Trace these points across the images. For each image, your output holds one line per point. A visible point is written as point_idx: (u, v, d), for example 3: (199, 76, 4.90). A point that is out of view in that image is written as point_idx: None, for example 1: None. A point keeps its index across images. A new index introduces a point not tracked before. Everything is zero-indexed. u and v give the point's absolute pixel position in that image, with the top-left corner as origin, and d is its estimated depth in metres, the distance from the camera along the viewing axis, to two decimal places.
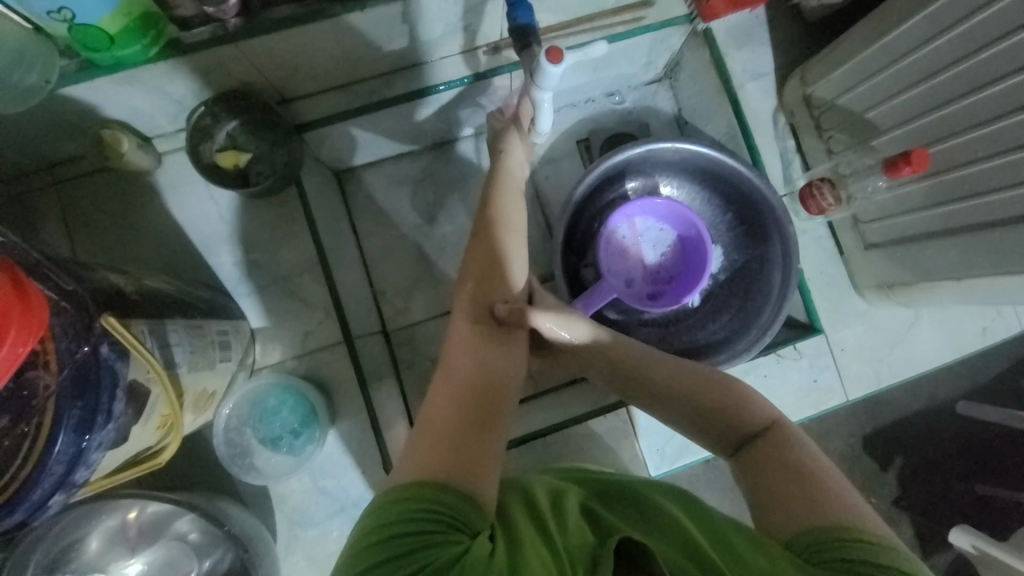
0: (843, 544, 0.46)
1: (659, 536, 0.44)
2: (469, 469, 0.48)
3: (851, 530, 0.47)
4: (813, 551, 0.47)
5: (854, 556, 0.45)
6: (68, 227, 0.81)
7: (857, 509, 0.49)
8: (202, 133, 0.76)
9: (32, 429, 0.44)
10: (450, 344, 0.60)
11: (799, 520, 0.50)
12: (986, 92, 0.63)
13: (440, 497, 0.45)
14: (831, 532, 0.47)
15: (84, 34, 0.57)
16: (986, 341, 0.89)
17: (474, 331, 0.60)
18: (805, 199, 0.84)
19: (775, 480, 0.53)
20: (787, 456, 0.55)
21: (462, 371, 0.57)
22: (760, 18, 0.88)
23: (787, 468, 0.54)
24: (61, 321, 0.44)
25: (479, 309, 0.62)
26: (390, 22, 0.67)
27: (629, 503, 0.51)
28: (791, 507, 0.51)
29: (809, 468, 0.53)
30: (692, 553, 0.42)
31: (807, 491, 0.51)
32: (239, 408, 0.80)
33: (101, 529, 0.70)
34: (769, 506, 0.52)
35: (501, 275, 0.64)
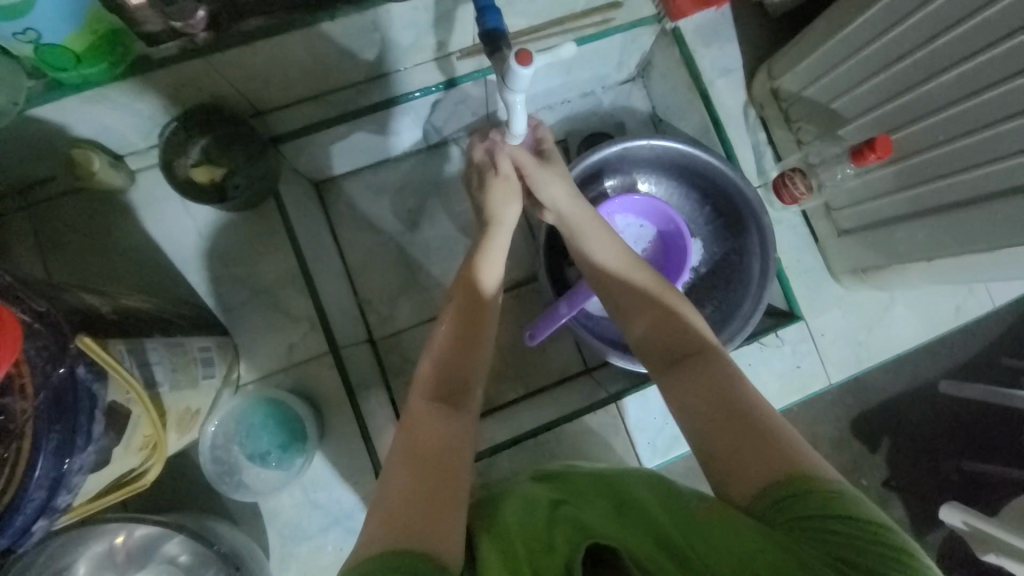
0: (800, 497, 0.47)
1: (636, 529, 0.47)
2: (431, 536, 0.46)
3: (805, 478, 0.48)
4: (774, 511, 0.48)
5: (813, 509, 0.46)
6: (41, 250, 0.79)
7: (807, 457, 0.51)
8: (175, 149, 0.75)
9: (10, 454, 0.43)
10: (409, 419, 0.58)
11: (755, 478, 0.50)
12: (945, 77, 0.65)
13: (409, 560, 0.43)
14: (787, 486, 0.48)
15: (49, 53, 0.56)
16: (959, 318, 0.92)
17: (432, 407, 0.58)
18: (778, 188, 0.86)
19: (722, 429, 0.54)
20: (729, 392, 0.56)
21: (423, 442, 0.55)
22: (726, 15, 0.90)
23: (731, 411, 0.55)
24: (35, 344, 0.43)
25: (441, 385, 0.61)
26: (362, 31, 0.67)
27: (603, 498, 0.53)
28: (744, 461, 0.52)
29: (753, 411, 0.54)
30: (665, 542, 0.45)
31: (756, 441, 0.52)
32: (226, 424, 0.80)
33: (87, 556, 0.68)
34: (725, 469, 0.52)
35: (466, 348, 0.64)
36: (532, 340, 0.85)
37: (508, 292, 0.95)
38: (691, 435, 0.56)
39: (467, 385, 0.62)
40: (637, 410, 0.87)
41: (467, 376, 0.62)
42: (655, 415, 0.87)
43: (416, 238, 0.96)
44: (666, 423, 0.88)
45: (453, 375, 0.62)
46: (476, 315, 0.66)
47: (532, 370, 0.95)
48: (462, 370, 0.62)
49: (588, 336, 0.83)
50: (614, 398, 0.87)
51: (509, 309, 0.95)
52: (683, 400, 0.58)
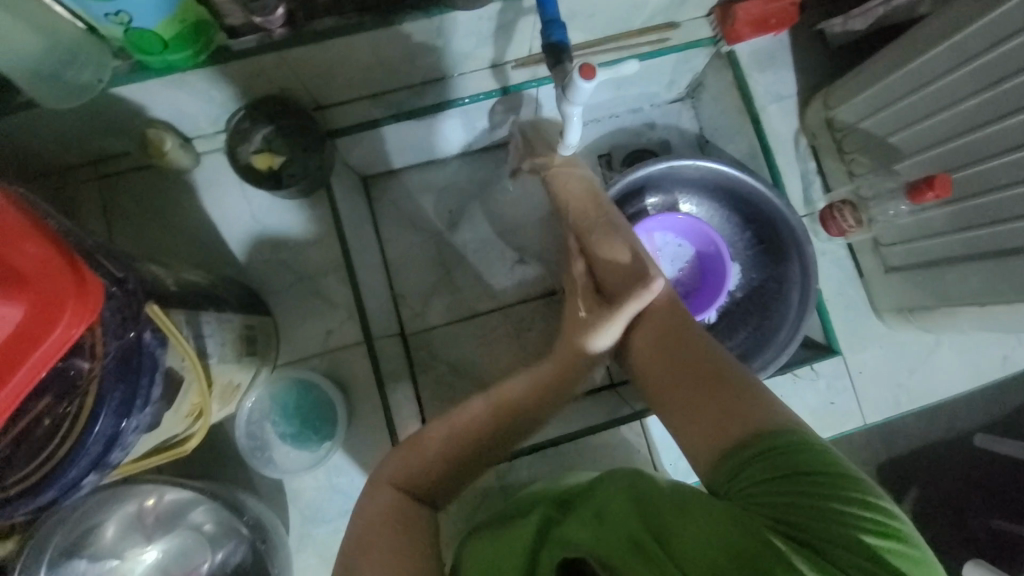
0: (763, 458, 0.48)
1: (612, 538, 0.45)
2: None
3: (766, 436, 0.48)
4: (735, 474, 0.49)
5: (775, 470, 0.47)
6: (108, 220, 0.84)
7: (766, 405, 0.51)
8: (239, 137, 0.79)
9: (74, 408, 0.46)
10: (392, 496, 0.57)
11: (716, 436, 0.51)
12: (1010, 121, 0.63)
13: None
14: (749, 446, 0.49)
15: (139, 37, 0.59)
16: (1008, 369, 0.88)
17: (410, 505, 0.57)
18: (825, 220, 0.85)
19: (681, 390, 0.54)
20: (686, 345, 0.57)
21: (395, 529, 0.55)
22: (784, 41, 0.90)
23: (689, 368, 0.55)
24: (111, 306, 0.45)
25: (433, 475, 0.60)
26: (426, 36, 0.70)
27: (582, 508, 0.50)
28: (702, 419, 0.52)
29: (709, 363, 0.55)
30: (639, 544, 0.44)
31: (716, 398, 0.52)
32: (262, 402, 0.83)
33: (119, 516, 0.71)
34: (685, 428, 0.53)
35: (491, 434, 0.62)
36: None
37: (540, 299, 0.97)
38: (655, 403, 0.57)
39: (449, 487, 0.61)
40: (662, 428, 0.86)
41: (455, 476, 0.61)
42: None
43: (454, 239, 0.98)
44: None
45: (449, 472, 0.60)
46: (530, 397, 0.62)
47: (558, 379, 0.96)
48: (454, 469, 0.61)
49: None
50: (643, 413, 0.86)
51: (542, 317, 0.96)
52: (644, 367, 0.59)
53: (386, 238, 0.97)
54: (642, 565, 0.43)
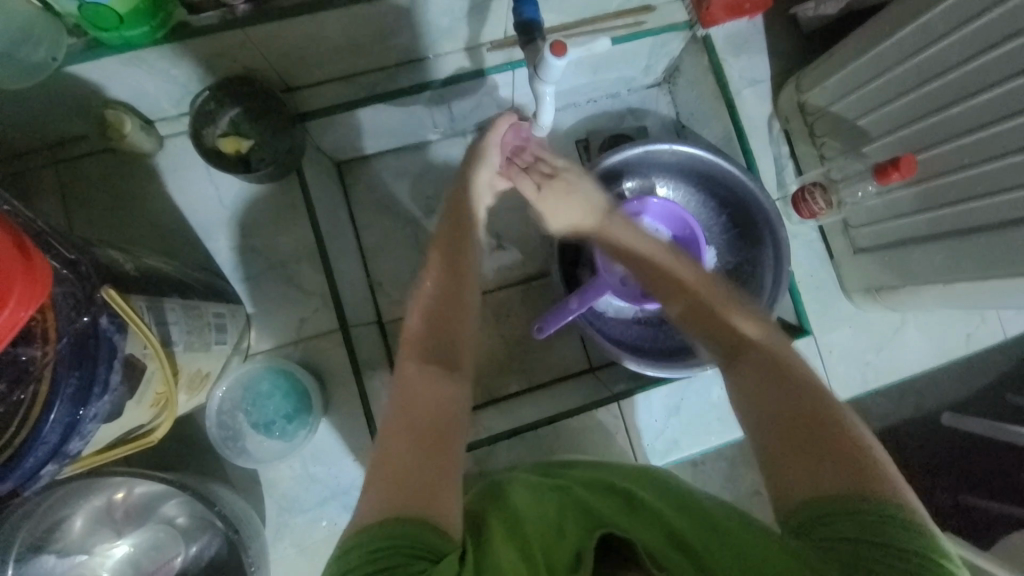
0: (853, 518, 0.46)
1: (643, 525, 0.47)
2: (427, 500, 0.48)
3: (878, 499, 0.46)
4: (829, 520, 0.47)
5: (863, 533, 0.45)
6: (66, 207, 0.81)
7: (881, 479, 0.48)
8: (206, 117, 0.76)
9: (28, 396, 0.44)
10: (400, 382, 0.59)
11: (810, 487, 0.49)
12: (974, 101, 0.65)
13: (409, 528, 0.45)
14: (841, 502, 0.47)
15: (93, 12, 0.56)
16: (970, 347, 0.92)
17: (422, 369, 0.60)
18: (797, 203, 0.85)
19: (784, 436, 0.53)
20: (804, 395, 0.54)
21: (410, 408, 0.56)
22: (757, 26, 0.90)
23: (793, 415, 0.53)
24: (63, 290, 0.44)
25: (430, 345, 0.63)
26: (397, 14, 0.68)
27: (609, 492, 0.53)
28: (802, 470, 0.50)
29: (824, 423, 0.52)
30: (674, 538, 0.46)
31: (829, 456, 0.50)
32: (233, 391, 0.81)
33: (85, 510, 0.69)
34: (777, 473, 0.52)
35: (447, 323, 0.65)
36: (539, 333, 0.86)
37: (517, 286, 0.98)
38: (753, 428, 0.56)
39: (454, 345, 0.64)
40: (640, 411, 0.87)
41: (445, 354, 0.63)
42: (657, 418, 0.87)
43: (431, 225, 0.97)
44: (667, 426, 0.88)
45: (444, 335, 0.64)
46: (459, 279, 0.69)
47: (537, 364, 0.97)
48: (450, 335, 0.64)
49: (595, 336, 0.84)
50: (620, 397, 0.85)
51: (518, 302, 0.98)
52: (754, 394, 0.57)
53: (362, 225, 0.96)
54: (678, 556, 0.44)
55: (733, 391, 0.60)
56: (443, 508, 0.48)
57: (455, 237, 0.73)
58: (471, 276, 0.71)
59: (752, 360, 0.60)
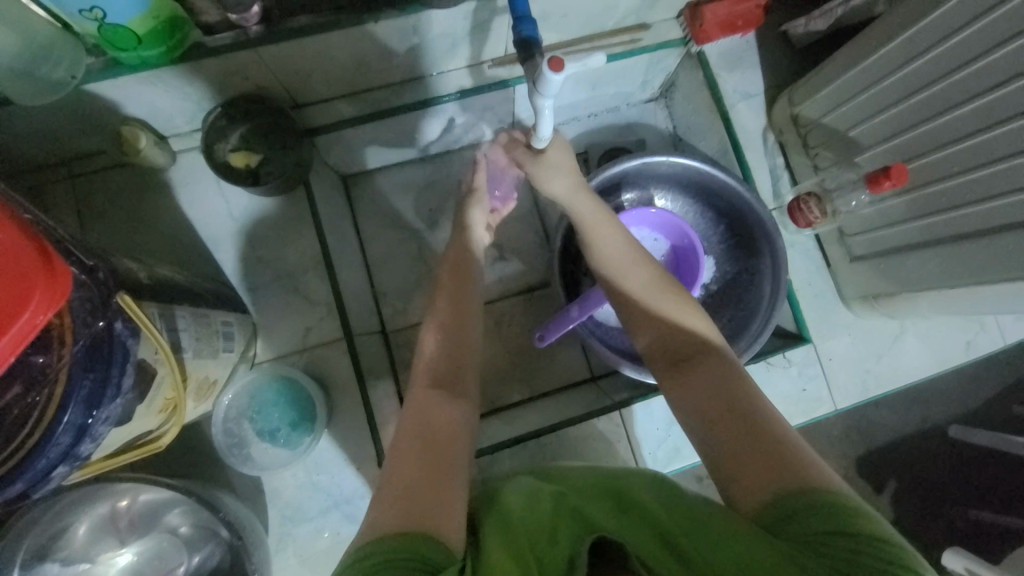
0: (811, 513, 0.47)
1: (640, 531, 0.47)
2: (432, 514, 0.49)
3: (819, 494, 0.48)
4: (782, 522, 0.48)
5: (824, 525, 0.46)
6: (80, 219, 0.83)
7: (820, 472, 0.50)
8: (216, 134, 0.79)
9: (43, 399, 0.45)
10: (412, 403, 0.61)
11: (765, 488, 0.51)
12: (961, 111, 0.67)
13: (409, 542, 0.46)
14: (787, 500, 0.49)
15: (113, 33, 0.59)
16: (970, 355, 0.92)
17: (429, 392, 0.61)
18: (793, 213, 0.87)
19: (732, 442, 0.54)
20: (741, 397, 0.57)
21: (418, 426, 0.57)
22: (751, 42, 0.93)
23: (737, 420, 0.55)
24: (79, 295, 0.45)
25: (438, 366, 0.64)
26: (402, 34, 0.71)
27: (603, 493, 0.52)
28: (752, 471, 0.52)
29: (763, 425, 0.54)
30: (670, 545, 0.46)
31: (773, 455, 0.52)
32: (239, 398, 0.82)
33: (90, 517, 0.69)
34: (731, 477, 0.53)
35: (458, 350, 0.66)
36: (539, 342, 0.87)
37: (519, 295, 0.99)
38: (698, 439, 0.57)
39: (461, 368, 0.65)
40: (642, 420, 0.87)
41: (457, 376, 0.64)
42: (660, 426, 0.87)
43: (435, 237, 0.99)
44: (670, 434, 0.88)
45: (454, 355, 0.66)
46: (468, 299, 0.71)
47: (539, 373, 0.98)
48: (456, 355, 0.66)
49: (596, 344, 0.85)
50: (621, 405, 0.86)
51: (520, 312, 0.99)
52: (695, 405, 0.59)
53: (367, 236, 0.98)
54: (670, 558, 0.45)
55: (676, 403, 0.61)
56: (446, 524, 0.48)
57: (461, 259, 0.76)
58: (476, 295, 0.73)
59: (702, 363, 0.61)
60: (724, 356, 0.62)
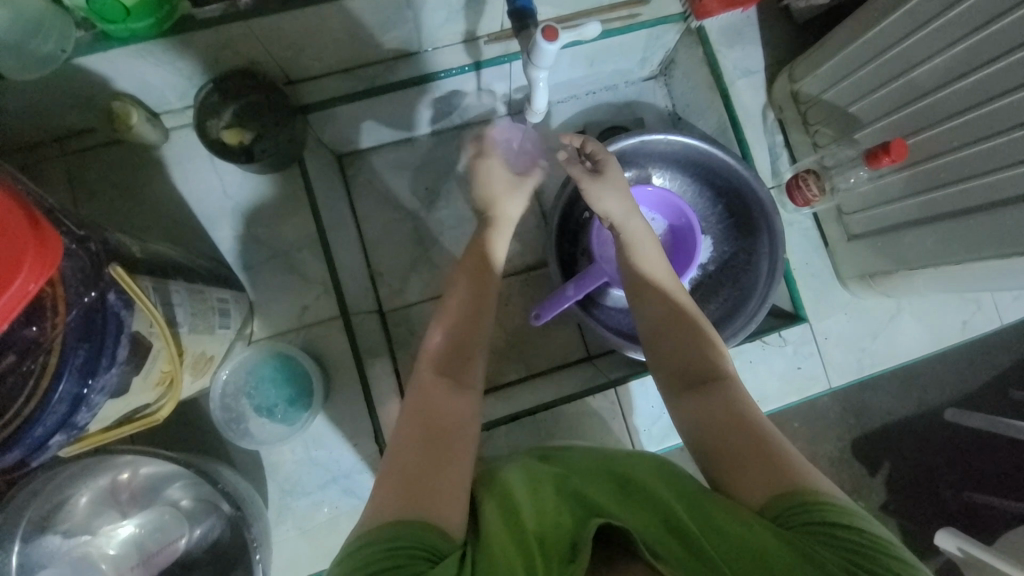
0: (819, 507, 0.47)
1: (646, 519, 0.47)
2: (435, 503, 0.49)
3: (825, 493, 0.49)
4: (788, 516, 0.48)
5: (831, 521, 0.46)
6: (74, 197, 0.83)
7: (820, 477, 0.51)
8: (210, 110, 0.78)
9: (38, 366, 0.46)
10: (416, 389, 0.60)
11: (772, 482, 0.51)
12: (962, 83, 0.66)
13: (414, 528, 0.46)
14: (795, 495, 0.49)
15: (101, 5, 0.58)
16: (966, 334, 0.92)
17: (437, 381, 0.61)
18: (792, 190, 0.86)
19: (743, 442, 0.55)
20: (746, 405, 0.58)
21: (424, 414, 0.57)
22: (752, 17, 0.91)
23: (743, 422, 0.56)
24: (71, 264, 0.46)
25: (448, 354, 0.64)
26: (396, 7, 0.69)
27: (607, 477, 0.54)
28: (760, 469, 0.52)
29: (766, 431, 0.56)
30: (676, 529, 0.46)
31: (780, 455, 0.53)
32: (237, 373, 0.83)
33: (92, 489, 0.71)
34: (738, 473, 0.53)
35: (467, 339, 0.66)
36: (536, 320, 0.87)
37: (517, 275, 1.00)
38: (710, 437, 0.57)
39: (470, 356, 0.65)
40: (637, 398, 0.88)
41: (467, 363, 0.64)
42: (655, 404, 0.88)
43: (431, 217, 0.99)
44: (665, 412, 0.89)
45: (461, 342, 0.65)
46: (482, 290, 0.69)
47: (535, 352, 0.98)
48: (466, 343, 0.65)
49: (591, 322, 0.85)
50: (617, 383, 0.87)
51: (516, 291, 0.99)
52: (709, 407, 0.59)
53: (363, 216, 0.98)
54: (681, 549, 0.44)
55: (686, 400, 0.61)
56: (447, 513, 0.49)
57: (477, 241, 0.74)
58: (489, 289, 0.70)
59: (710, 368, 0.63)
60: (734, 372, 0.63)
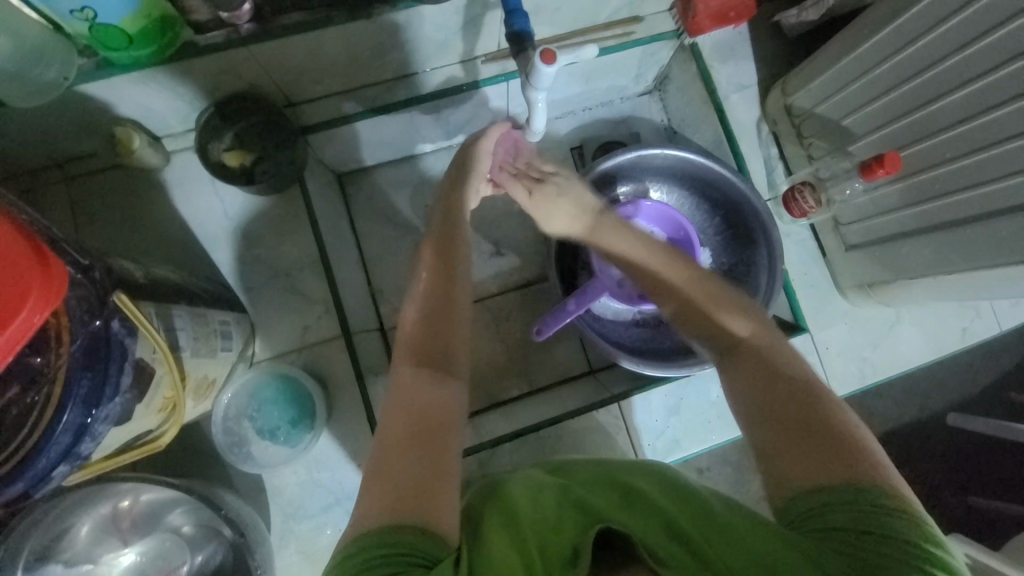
0: (854, 507, 0.47)
1: (642, 521, 0.47)
2: (425, 506, 0.49)
3: (864, 489, 0.47)
4: (812, 517, 0.48)
5: (865, 521, 0.46)
6: (75, 222, 0.83)
7: (867, 465, 0.49)
8: (211, 133, 0.79)
9: (41, 398, 0.46)
10: (397, 382, 0.59)
11: (805, 479, 0.50)
12: (953, 97, 0.67)
13: (405, 536, 0.46)
14: (827, 495, 0.48)
15: (104, 33, 0.59)
16: (966, 341, 0.93)
17: (417, 372, 0.60)
18: (787, 203, 0.88)
19: (776, 430, 0.54)
20: (782, 394, 0.56)
21: (406, 412, 0.56)
22: (743, 34, 0.93)
23: (776, 412, 0.55)
24: (76, 295, 0.45)
25: (425, 343, 0.63)
26: (394, 30, 0.71)
27: (607, 486, 0.53)
28: (796, 460, 0.52)
29: (802, 419, 0.54)
30: (676, 531, 0.46)
31: (815, 446, 0.51)
32: (239, 396, 0.82)
33: (93, 518, 0.70)
34: (772, 466, 0.53)
35: (445, 327, 0.65)
36: (538, 335, 0.87)
37: (518, 290, 1.00)
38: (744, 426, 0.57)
39: (451, 348, 0.63)
40: (640, 412, 0.87)
41: (447, 351, 0.63)
42: (658, 418, 0.87)
43: None
44: (668, 426, 0.88)
45: (439, 331, 0.64)
46: (454, 280, 0.69)
47: (537, 367, 0.98)
48: (444, 332, 0.64)
49: (593, 336, 0.86)
50: (620, 397, 0.86)
51: (517, 306, 0.99)
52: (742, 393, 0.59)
53: (363, 234, 0.98)
54: (682, 551, 0.45)
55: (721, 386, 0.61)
56: (439, 516, 0.48)
57: (450, 232, 0.72)
58: (464, 281, 0.69)
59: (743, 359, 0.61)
60: (770, 349, 0.61)
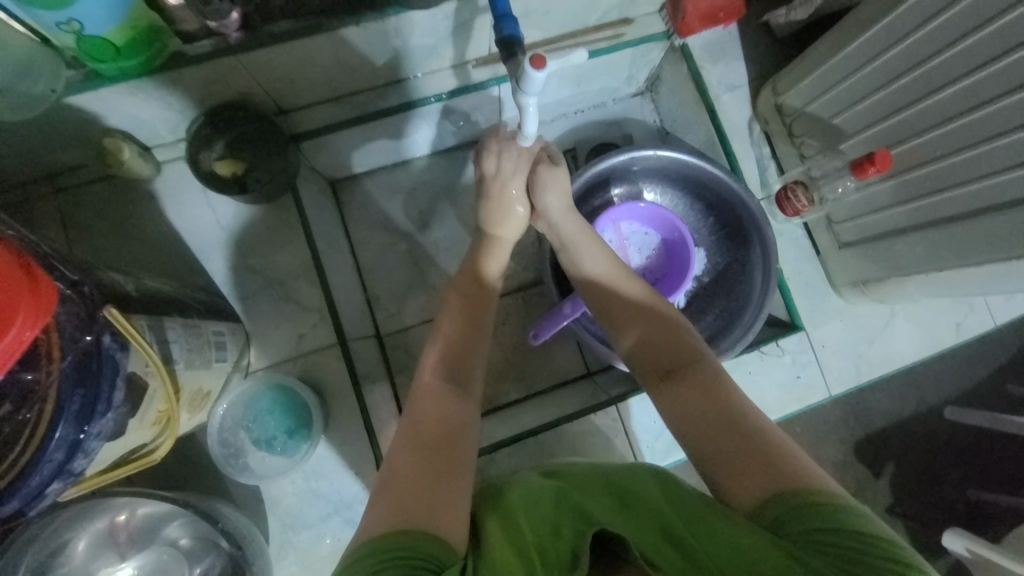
0: (814, 509, 0.47)
1: (641, 525, 0.47)
2: (430, 513, 0.48)
3: (815, 493, 0.48)
4: (780, 523, 0.48)
5: (825, 523, 0.46)
6: (66, 234, 0.82)
7: (812, 473, 0.51)
8: (202, 142, 0.78)
9: (33, 416, 0.45)
10: (414, 402, 0.61)
11: (759, 489, 0.51)
12: (941, 94, 0.67)
13: (410, 540, 0.45)
14: (785, 500, 0.49)
15: (91, 45, 0.58)
16: (960, 336, 0.93)
17: (436, 389, 0.62)
18: (781, 201, 0.88)
19: (727, 441, 0.55)
20: (733, 403, 0.58)
21: (418, 427, 0.57)
22: (733, 34, 0.93)
23: (730, 421, 0.56)
24: (66, 310, 0.45)
25: (446, 365, 0.65)
26: (384, 37, 0.70)
27: (605, 491, 0.53)
28: (748, 470, 0.52)
29: (755, 427, 0.55)
30: (671, 536, 0.46)
31: (764, 460, 0.52)
32: (234, 408, 0.82)
33: (90, 532, 0.69)
34: (728, 476, 0.53)
35: (469, 348, 0.68)
36: (534, 339, 0.87)
37: (514, 294, 1.00)
38: (697, 439, 0.57)
39: (469, 369, 0.66)
40: (639, 414, 0.87)
41: (467, 372, 0.65)
42: (656, 419, 0.87)
43: (426, 239, 1.00)
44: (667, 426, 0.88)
45: (461, 355, 0.67)
46: (478, 303, 0.71)
47: (534, 371, 0.98)
48: (468, 355, 0.67)
49: (590, 339, 0.85)
50: (617, 400, 0.86)
51: (514, 310, 0.99)
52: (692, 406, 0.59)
53: (357, 240, 0.98)
54: (675, 555, 0.44)
55: (668, 403, 0.62)
56: (446, 525, 0.48)
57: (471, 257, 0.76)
58: (487, 307, 0.72)
59: (698, 371, 0.62)
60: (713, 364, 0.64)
